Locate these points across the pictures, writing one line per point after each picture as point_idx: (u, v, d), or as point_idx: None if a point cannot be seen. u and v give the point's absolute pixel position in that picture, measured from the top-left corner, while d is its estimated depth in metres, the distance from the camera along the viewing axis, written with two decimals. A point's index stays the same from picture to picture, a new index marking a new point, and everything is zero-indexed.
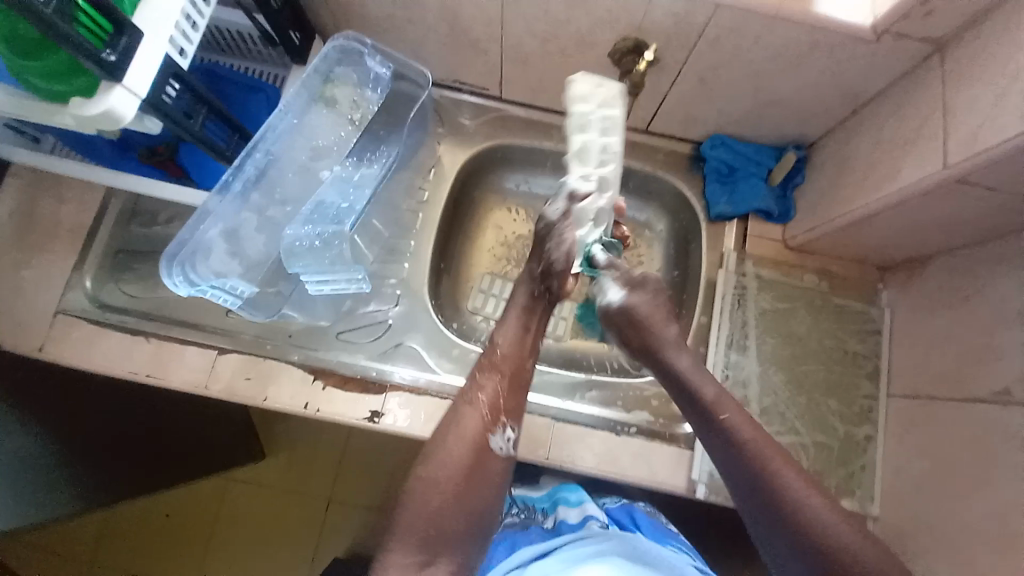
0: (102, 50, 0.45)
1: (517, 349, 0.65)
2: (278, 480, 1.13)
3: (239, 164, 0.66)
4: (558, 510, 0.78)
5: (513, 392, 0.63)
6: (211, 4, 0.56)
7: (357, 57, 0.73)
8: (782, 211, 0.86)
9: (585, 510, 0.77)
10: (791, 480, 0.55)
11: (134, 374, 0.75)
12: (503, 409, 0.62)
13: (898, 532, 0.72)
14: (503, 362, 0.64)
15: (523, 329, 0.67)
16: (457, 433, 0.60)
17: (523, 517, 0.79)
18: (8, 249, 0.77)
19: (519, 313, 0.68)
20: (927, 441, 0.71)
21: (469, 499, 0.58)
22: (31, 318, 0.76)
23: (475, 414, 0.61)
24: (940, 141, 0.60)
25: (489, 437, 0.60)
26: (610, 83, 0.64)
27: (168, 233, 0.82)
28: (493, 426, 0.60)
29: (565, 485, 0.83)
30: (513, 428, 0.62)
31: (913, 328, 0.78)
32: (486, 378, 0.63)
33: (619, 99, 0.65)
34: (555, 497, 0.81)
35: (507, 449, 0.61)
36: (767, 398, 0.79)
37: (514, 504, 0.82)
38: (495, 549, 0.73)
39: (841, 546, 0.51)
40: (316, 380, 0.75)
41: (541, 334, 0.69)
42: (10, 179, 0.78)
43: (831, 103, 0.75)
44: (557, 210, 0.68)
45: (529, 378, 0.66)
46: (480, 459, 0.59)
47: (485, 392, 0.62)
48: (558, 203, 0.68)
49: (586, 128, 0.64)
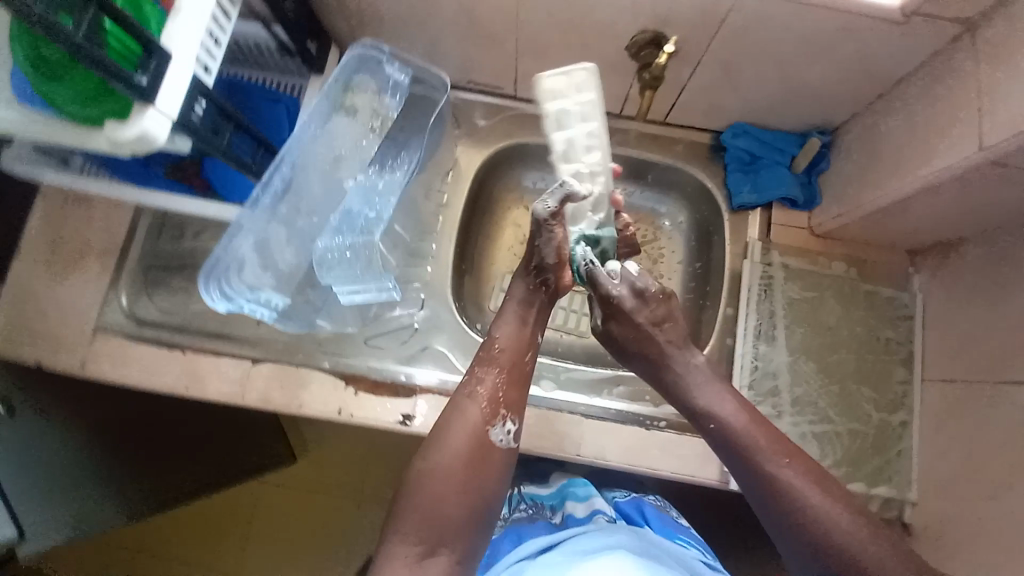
0: (134, 73, 0.46)
1: (516, 343, 0.65)
2: (303, 479, 1.15)
3: (266, 179, 0.65)
4: (565, 505, 0.79)
5: (514, 386, 0.63)
6: (230, 19, 0.57)
7: (375, 65, 0.72)
8: (807, 198, 0.85)
9: (593, 504, 0.77)
10: (786, 474, 0.57)
11: (172, 385, 0.77)
12: (503, 402, 0.62)
13: (939, 519, 0.71)
14: (501, 356, 0.64)
15: (521, 322, 0.67)
16: (457, 426, 0.60)
17: (531, 512, 0.79)
18: (46, 269, 0.79)
19: (517, 305, 0.68)
20: (966, 427, 0.70)
21: (470, 491, 0.57)
22: (73, 336, 0.78)
23: (473, 406, 0.61)
24: (975, 122, 0.58)
25: (489, 430, 0.60)
26: (575, 70, 0.66)
27: (197, 247, 0.84)
28: (493, 418, 0.61)
29: (573, 481, 0.83)
30: (514, 420, 0.62)
31: (948, 312, 0.76)
32: (485, 372, 0.63)
33: (592, 80, 0.67)
34: (563, 492, 0.81)
35: (507, 441, 0.61)
36: (797, 388, 0.79)
37: (523, 500, 0.82)
38: (504, 543, 0.73)
39: (838, 536, 0.53)
40: (348, 386, 0.77)
41: (541, 330, 0.69)
42: (43, 201, 0.80)
43: (856, 86, 0.73)
44: (548, 209, 0.64)
45: (530, 372, 0.66)
46: (480, 451, 0.59)
47: (484, 385, 0.62)
48: (550, 201, 0.64)
49: (565, 125, 0.68)
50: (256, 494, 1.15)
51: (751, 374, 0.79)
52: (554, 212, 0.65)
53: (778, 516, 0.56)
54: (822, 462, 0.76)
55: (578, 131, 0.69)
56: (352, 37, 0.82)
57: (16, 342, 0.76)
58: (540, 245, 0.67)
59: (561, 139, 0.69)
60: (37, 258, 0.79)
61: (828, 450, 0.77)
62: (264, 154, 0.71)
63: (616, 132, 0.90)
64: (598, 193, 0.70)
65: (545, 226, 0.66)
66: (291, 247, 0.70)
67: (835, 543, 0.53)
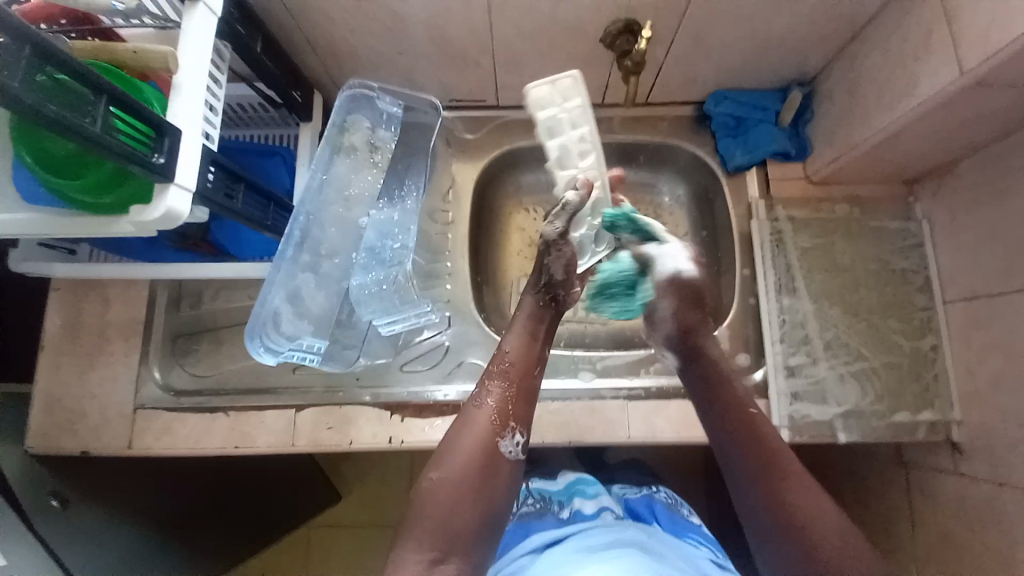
0: (152, 154, 0.47)
1: (526, 355, 0.66)
2: (357, 518, 1.17)
3: (287, 231, 0.63)
4: (573, 501, 0.81)
5: (522, 400, 0.64)
6: (221, 84, 0.58)
7: (368, 101, 0.72)
8: (798, 148, 0.87)
9: (601, 501, 0.80)
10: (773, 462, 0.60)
11: (222, 449, 0.78)
12: (512, 415, 0.62)
13: (987, 431, 0.72)
14: (512, 368, 0.65)
15: (531, 335, 0.68)
16: (467, 438, 0.60)
17: (540, 506, 0.81)
18: (76, 360, 0.80)
19: (524, 319, 0.69)
20: (997, 339, 0.71)
21: (477, 506, 0.57)
22: (115, 419, 0.78)
23: (483, 417, 0.61)
24: (951, 45, 0.60)
25: (499, 442, 0.60)
26: (560, 78, 0.69)
27: (218, 309, 0.85)
28: (503, 430, 0.61)
29: (582, 478, 0.86)
30: (523, 433, 0.62)
31: (955, 232, 0.78)
32: (495, 384, 0.64)
33: (578, 86, 0.70)
34: (572, 490, 0.83)
35: (515, 454, 0.61)
36: (826, 332, 0.80)
37: (530, 494, 0.84)
38: (510, 538, 0.76)
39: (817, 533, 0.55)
40: (394, 415, 0.78)
41: (551, 343, 0.70)
42: (60, 293, 0.81)
43: (826, 33, 0.76)
44: (556, 230, 0.67)
45: (537, 387, 0.66)
46: (489, 462, 0.59)
47: (493, 396, 0.63)
48: (558, 222, 0.67)
49: (557, 134, 0.72)
50: (311, 539, 1.17)
51: (780, 327, 0.81)
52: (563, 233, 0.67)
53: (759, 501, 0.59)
54: (864, 399, 0.78)
55: (570, 138, 0.72)
56: (333, 77, 0.84)
57: (60, 436, 0.77)
58: (549, 263, 0.70)
59: (554, 149, 0.73)
60: (66, 350, 0.80)
61: (867, 386, 0.79)
62: (275, 208, 0.72)
63: (601, 120, 0.92)
64: (598, 199, 0.74)
65: (554, 245, 0.68)
66: (321, 291, 0.71)
67: (808, 526, 0.56)
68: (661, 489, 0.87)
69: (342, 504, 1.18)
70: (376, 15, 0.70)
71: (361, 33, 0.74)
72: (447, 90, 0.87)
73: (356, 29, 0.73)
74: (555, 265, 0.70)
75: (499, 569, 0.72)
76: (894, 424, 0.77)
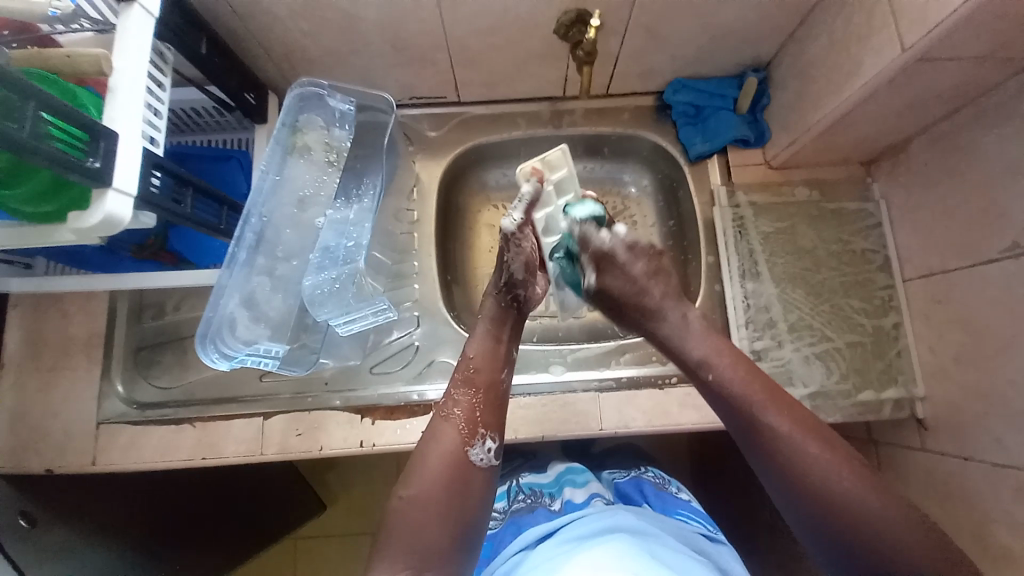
0: (86, 159, 0.46)
1: (489, 358, 0.66)
2: (345, 526, 1.16)
3: (239, 234, 0.63)
4: (564, 492, 0.81)
5: (490, 405, 0.63)
6: (164, 88, 0.58)
7: (317, 100, 0.72)
8: (757, 135, 0.88)
9: (590, 489, 0.81)
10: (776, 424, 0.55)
11: (189, 461, 0.76)
12: (480, 421, 0.61)
13: (949, 405, 0.73)
14: (476, 375, 0.64)
15: (495, 340, 0.68)
16: (437, 450, 0.59)
17: (530, 501, 0.81)
18: (36, 378, 0.78)
19: (490, 322, 0.70)
20: (955, 312, 0.72)
21: (452, 517, 0.55)
22: (78, 437, 0.76)
23: (451, 428, 0.60)
24: (893, 25, 0.61)
25: (469, 451, 0.59)
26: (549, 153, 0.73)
27: (183, 319, 0.83)
28: (472, 438, 0.59)
29: (570, 468, 0.87)
30: (494, 438, 0.61)
31: (910, 210, 0.79)
32: (461, 393, 0.63)
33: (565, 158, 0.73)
34: (562, 481, 0.84)
35: (487, 460, 0.60)
36: (791, 315, 0.82)
37: (520, 491, 0.84)
38: (504, 536, 0.75)
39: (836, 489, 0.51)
40: (365, 418, 0.77)
41: (516, 343, 0.70)
42: (17, 311, 0.79)
43: (778, 19, 0.77)
44: (514, 222, 0.66)
45: (506, 388, 0.66)
46: (460, 471, 0.58)
47: (460, 405, 0.62)
48: (516, 215, 0.67)
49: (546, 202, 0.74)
50: (298, 550, 1.15)
51: (745, 312, 0.82)
52: (520, 226, 0.67)
53: (780, 482, 0.54)
54: (830, 379, 0.79)
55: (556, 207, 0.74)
56: (288, 79, 0.83)
57: (25, 455, 0.75)
58: (508, 260, 0.69)
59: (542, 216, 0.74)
60: (24, 369, 0.78)
61: (832, 366, 0.80)
62: (229, 211, 0.72)
63: (564, 113, 0.93)
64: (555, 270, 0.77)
65: (512, 239, 0.68)
66: (277, 293, 0.70)
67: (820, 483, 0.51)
68: (649, 471, 0.87)
69: (327, 512, 1.16)
70: (325, 13, 0.70)
71: (311, 33, 0.73)
72: (407, 88, 0.87)
73: (306, 29, 0.72)
74: (515, 261, 0.69)
75: (494, 569, 0.71)
76: (861, 403, 0.79)
